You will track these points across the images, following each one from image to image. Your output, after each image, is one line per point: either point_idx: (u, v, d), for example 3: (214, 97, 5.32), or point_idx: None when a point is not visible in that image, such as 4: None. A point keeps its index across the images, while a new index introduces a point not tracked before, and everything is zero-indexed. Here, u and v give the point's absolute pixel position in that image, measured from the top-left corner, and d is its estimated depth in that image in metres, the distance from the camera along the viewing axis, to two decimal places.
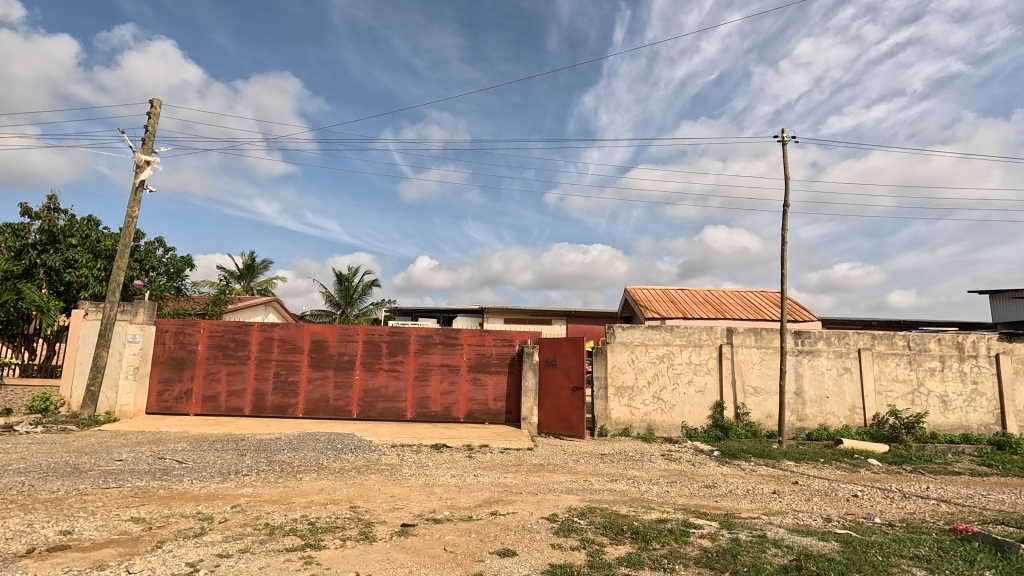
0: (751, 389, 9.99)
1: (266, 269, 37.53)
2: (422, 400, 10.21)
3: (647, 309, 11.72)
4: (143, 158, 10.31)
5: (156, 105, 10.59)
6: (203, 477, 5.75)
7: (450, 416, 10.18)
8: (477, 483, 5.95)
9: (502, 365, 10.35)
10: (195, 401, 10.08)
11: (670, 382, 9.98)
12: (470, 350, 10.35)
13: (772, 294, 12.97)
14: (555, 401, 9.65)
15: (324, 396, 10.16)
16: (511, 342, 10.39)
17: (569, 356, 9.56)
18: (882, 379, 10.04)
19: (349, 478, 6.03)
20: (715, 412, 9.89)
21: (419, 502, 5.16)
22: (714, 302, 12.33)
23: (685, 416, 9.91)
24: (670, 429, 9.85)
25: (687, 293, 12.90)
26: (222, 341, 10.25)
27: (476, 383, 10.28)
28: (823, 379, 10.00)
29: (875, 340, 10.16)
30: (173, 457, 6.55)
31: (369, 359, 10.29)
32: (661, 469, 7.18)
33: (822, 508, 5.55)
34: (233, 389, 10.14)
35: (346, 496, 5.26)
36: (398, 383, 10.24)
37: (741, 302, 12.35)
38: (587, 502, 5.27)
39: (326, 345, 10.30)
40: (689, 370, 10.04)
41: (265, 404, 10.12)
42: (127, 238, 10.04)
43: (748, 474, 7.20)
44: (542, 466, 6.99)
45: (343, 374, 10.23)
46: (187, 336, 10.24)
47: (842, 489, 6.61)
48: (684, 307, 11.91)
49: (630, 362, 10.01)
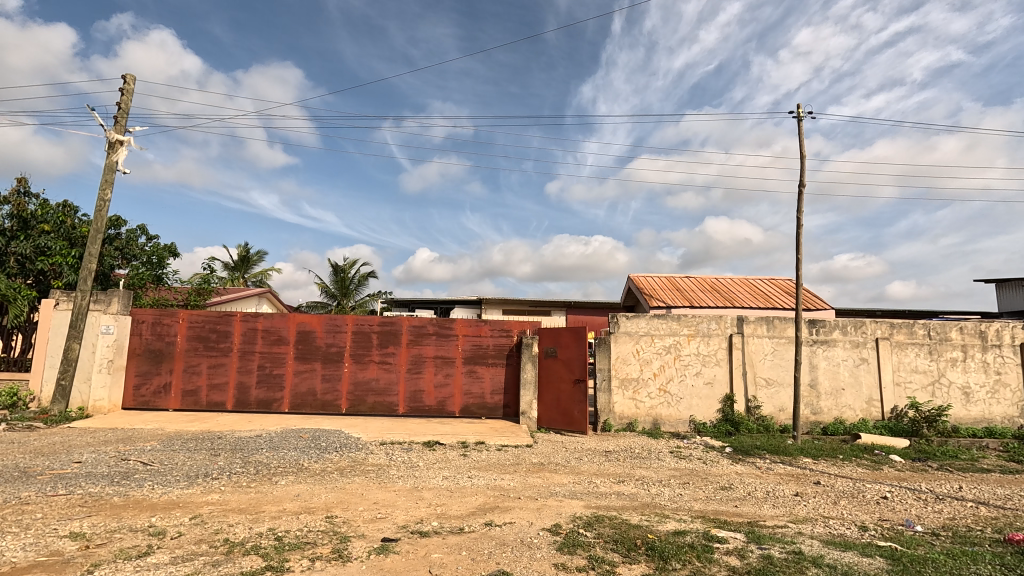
0: (763, 381, 9.45)
1: (260, 259, 36.93)
2: (415, 394, 9.65)
3: (652, 297, 11.16)
4: (116, 138, 9.65)
5: (130, 81, 9.92)
6: (166, 482, 5.18)
7: (444, 410, 9.64)
8: (472, 487, 5.40)
9: (499, 356, 9.79)
10: (174, 396, 9.51)
11: (677, 374, 9.44)
12: (465, 341, 9.78)
13: (782, 282, 12.38)
14: (556, 394, 9.11)
15: (311, 390, 9.60)
16: (508, 332, 9.83)
17: (570, 347, 9.02)
18: (901, 370, 9.50)
19: (329, 481, 5.47)
20: (724, 406, 9.35)
21: (405, 510, 4.61)
22: (722, 290, 11.77)
23: (693, 410, 9.37)
24: (677, 423, 9.32)
25: (693, 281, 12.32)
26: (203, 332, 9.68)
27: (472, 376, 9.73)
28: (839, 370, 9.47)
29: (894, 329, 9.61)
30: (138, 459, 5.98)
31: (359, 351, 9.71)
32: (671, 468, 6.64)
33: (853, 514, 5.00)
34: (214, 382, 9.57)
35: (323, 504, 4.70)
36: (389, 376, 9.68)
37: (749, 290, 11.78)
38: (594, 509, 4.72)
39: (313, 337, 9.73)
40: (697, 361, 9.50)
41: (249, 398, 9.55)
42: (98, 222, 9.40)
43: (764, 474, 6.66)
44: (542, 466, 6.45)
45: (331, 367, 9.66)
46: (165, 327, 9.65)
47: (869, 490, 6.06)
48: (690, 295, 11.35)
49: (635, 353, 9.45)
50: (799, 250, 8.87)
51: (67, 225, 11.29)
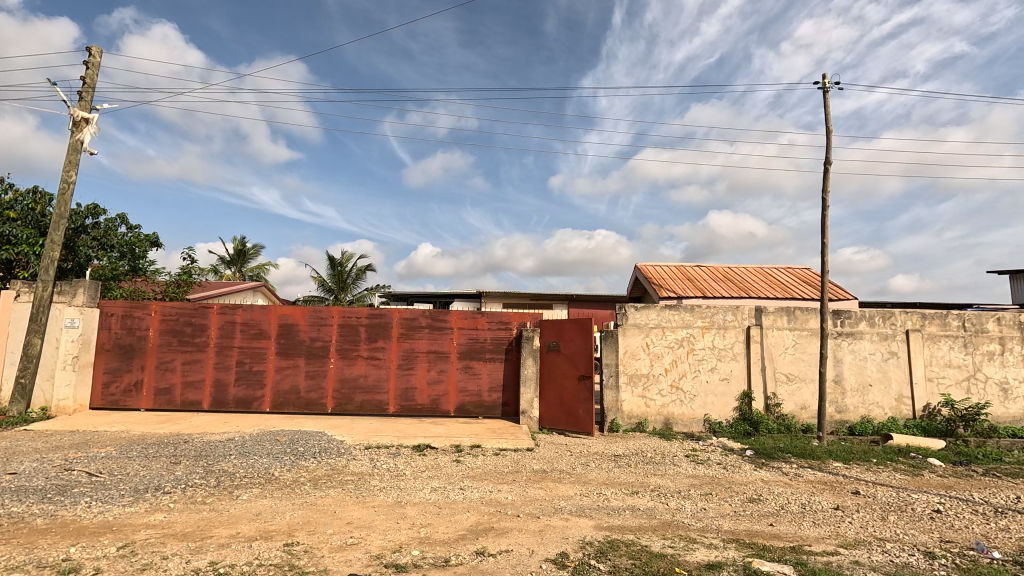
0: (784, 377, 8.72)
1: (257, 253, 36.27)
2: (406, 392, 8.93)
3: (661, 287, 10.41)
4: (80, 115, 8.87)
5: (96, 54, 9.14)
6: (107, 498, 4.44)
7: (438, 410, 8.92)
8: (464, 501, 4.68)
9: (498, 351, 9.06)
10: (145, 395, 8.79)
11: (690, 370, 8.71)
12: (460, 334, 9.04)
13: (799, 271, 11.63)
14: (558, 392, 8.37)
15: (294, 388, 8.88)
16: (507, 325, 9.10)
17: (575, 340, 8.29)
18: (933, 364, 8.75)
19: (299, 495, 4.72)
20: (741, 403, 8.62)
21: (384, 533, 3.89)
22: (736, 279, 11.01)
23: (707, 408, 8.64)
24: (690, 423, 8.60)
25: (705, 270, 11.57)
26: (177, 325, 8.94)
27: (468, 372, 8.99)
28: (866, 365, 8.73)
29: (925, 321, 8.86)
30: (85, 468, 5.24)
31: (345, 345, 8.98)
32: (689, 476, 5.91)
33: (910, 534, 4.26)
34: (189, 380, 8.85)
35: (286, 525, 3.97)
36: (378, 372, 8.95)
37: (765, 279, 11.03)
38: (606, 531, 3.98)
39: (296, 330, 8.99)
40: (712, 355, 8.77)
41: (226, 397, 8.83)
42: (62, 207, 8.64)
43: (794, 482, 5.93)
44: (545, 474, 5.73)
45: (315, 363, 8.94)
46: (136, 320, 8.93)
47: (917, 501, 5.33)
48: (702, 285, 10.61)
49: (644, 347, 8.73)
50: (824, 235, 8.12)
51: (36, 212, 10.52)
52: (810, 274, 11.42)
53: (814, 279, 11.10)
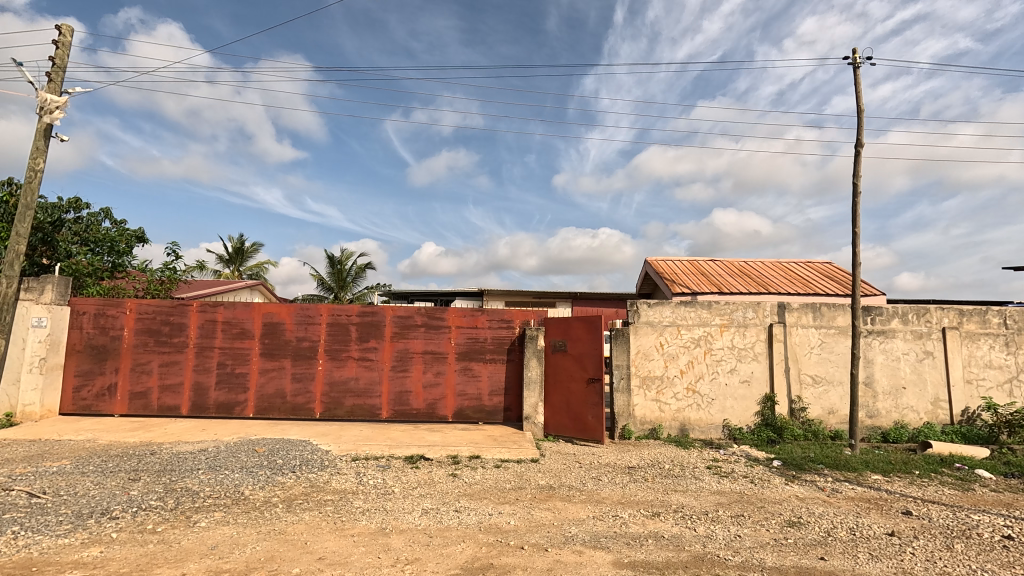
0: (809, 379, 8.05)
1: (257, 252, 35.68)
2: (401, 396, 8.27)
3: (674, 282, 9.74)
4: (48, 98, 8.22)
5: (66, 33, 8.49)
6: (40, 526, 3.79)
7: (435, 415, 8.26)
8: (459, 528, 4.01)
9: (499, 351, 8.39)
10: (119, 399, 8.16)
11: (708, 372, 8.06)
12: (459, 334, 8.39)
13: (820, 266, 10.94)
14: (565, 396, 7.71)
15: (280, 392, 8.24)
16: (509, 323, 8.43)
17: (583, 341, 7.63)
18: (973, 365, 8.06)
19: (267, 521, 4.05)
20: (764, 408, 7.94)
21: (361, 572, 3.23)
22: (753, 274, 10.33)
23: (726, 413, 7.98)
24: (708, 429, 7.94)
25: (719, 265, 10.89)
26: (154, 324, 8.30)
27: (467, 374, 8.33)
28: (899, 366, 8.04)
29: (964, 318, 8.16)
30: (27, 488, 4.59)
31: (335, 346, 8.33)
32: (714, 493, 5.24)
33: (989, 571, 3.57)
34: (167, 383, 8.20)
35: (244, 563, 3.31)
36: (371, 374, 8.29)
37: (784, 274, 10.34)
38: (627, 570, 3.32)
39: (282, 330, 8.35)
40: (732, 356, 8.10)
41: (207, 402, 8.19)
42: (28, 196, 8.00)
43: (834, 500, 5.25)
44: (552, 492, 5.06)
45: (302, 364, 8.29)
46: (109, 319, 8.29)
47: (981, 524, 4.64)
48: (718, 280, 9.93)
49: (658, 347, 8.07)
50: (855, 224, 7.44)
51: (9, 204, 9.91)
52: (832, 268, 10.73)
53: (836, 274, 10.40)
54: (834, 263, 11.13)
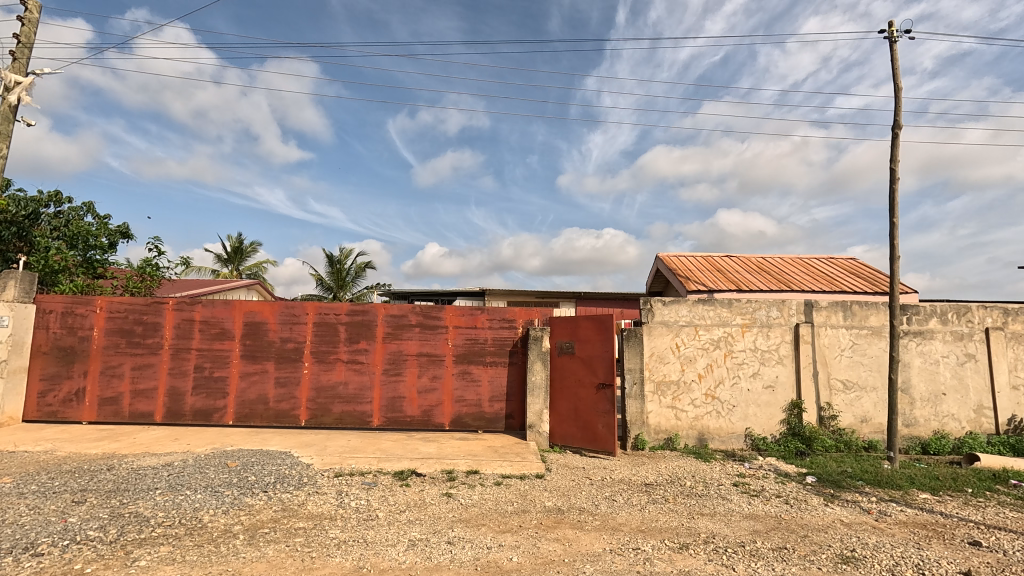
0: (839, 385, 7.37)
1: (255, 251, 35.13)
2: (394, 402, 7.61)
3: (689, 280, 9.06)
4: (12, 79, 7.58)
5: (34, 9, 7.85)
6: None
7: (431, 423, 7.59)
8: (451, 568, 3.35)
9: (500, 354, 7.73)
10: (88, 405, 7.51)
11: (728, 376, 7.38)
12: (456, 334, 7.72)
13: (843, 262, 10.24)
14: (573, 403, 7.04)
15: (262, 398, 7.58)
16: (511, 323, 7.77)
17: (592, 343, 6.96)
18: (1019, 369, 7.36)
19: (220, 559, 3.37)
20: (791, 416, 7.25)
21: None
22: (773, 271, 9.64)
23: (749, 421, 7.28)
24: (730, 439, 7.25)
25: (736, 261, 10.20)
26: (126, 324, 7.66)
27: (466, 379, 7.66)
28: (939, 370, 7.34)
29: (1009, 317, 7.46)
30: None
31: (322, 348, 7.68)
32: (747, 518, 4.56)
33: None
34: (140, 388, 7.55)
35: None
36: (361, 379, 7.63)
37: (806, 271, 9.65)
38: None
39: (265, 330, 7.70)
40: (754, 359, 7.42)
41: (183, 408, 7.54)
42: None
43: (885, 527, 4.57)
44: (560, 517, 4.38)
45: (286, 368, 7.63)
46: (78, 318, 7.65)
47: None
48: (736, 277, 9.24)
49: (674, 349, 7.40)
50: (893, 214, 6.76)
51: None
52: (857, 264, 10.03)
53: (862, 271, 9.72)
54: (858, 259, 10.45)
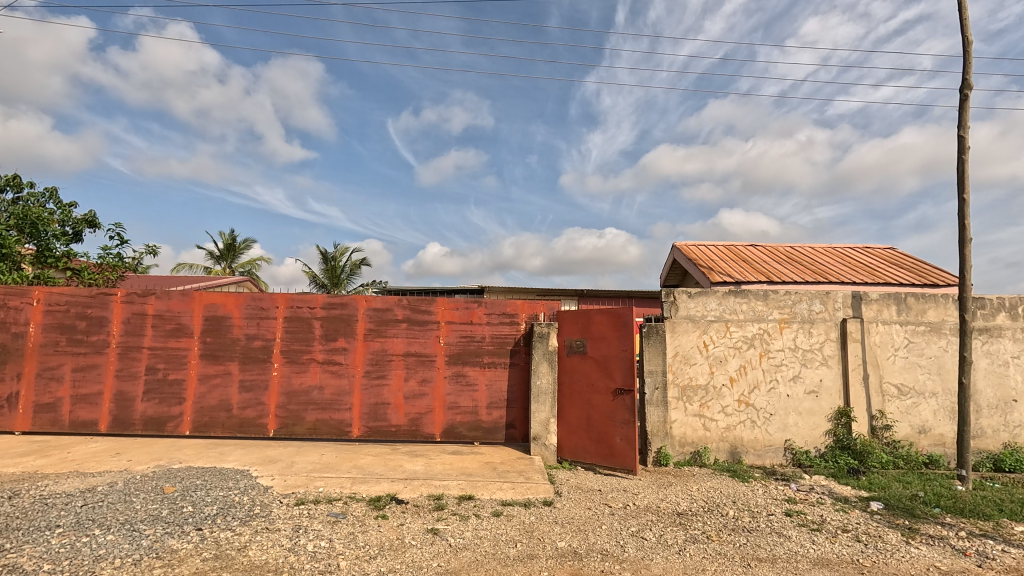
0: (893, 390, 6.35)
1: (247, 249, 34.07)
2: (377, 409, 6.58)
3: (712, 270, 8.04)
4: None
5: None
6: None
7: (419, 434, 6.56)
8: None
9: (500, 353, 6.70)
10: (21, 413, 6.48)
11: (764, 380, 6.36)
12: (449, 331, 6.69)
13: (882, 252, 9.23)
14: (585, 411, 6.02)
15: (223, 404, 6.54)
16: (513, 319, 6.74)
17: (608, 341, 5.93)
18: None
19: None
20: (838, 426, 6.24)
21: None
22: (805, 261, 8.63)
23: (790, 432, 6.26)
24: (766, 452, 6.24)
25: (762, 250, 9.19)
26: (67, 319, 6.62)
27: (460, 382, 6.64)
28: (1010, 373, 6.32)
29: None
30: None
31: (295, 346, 6.65)
32: (820, 567, 3.53)
33: None
34: (82, 394, 6.51)
35: None
36: (339, 383, 6.60)
37: (842, 261, 8.65)
38: None
39: (228, 326, 6.66)
40: (795, 359, 6.39)
41: (132, 416, 6.50)
42: None
43: None
44: (578, 567, 3.37)
45: (253, 370, 6.60)
46: (11, 312, 6.60)
47: None
48: (764, 268, 8.23)
49: (701, 348, 6.38)
50: (962, 191, 5.74)
51: None
52: (897, 255, 9.02)
53: (903, 262, 8.71)
54: (897, 249, 9.44)
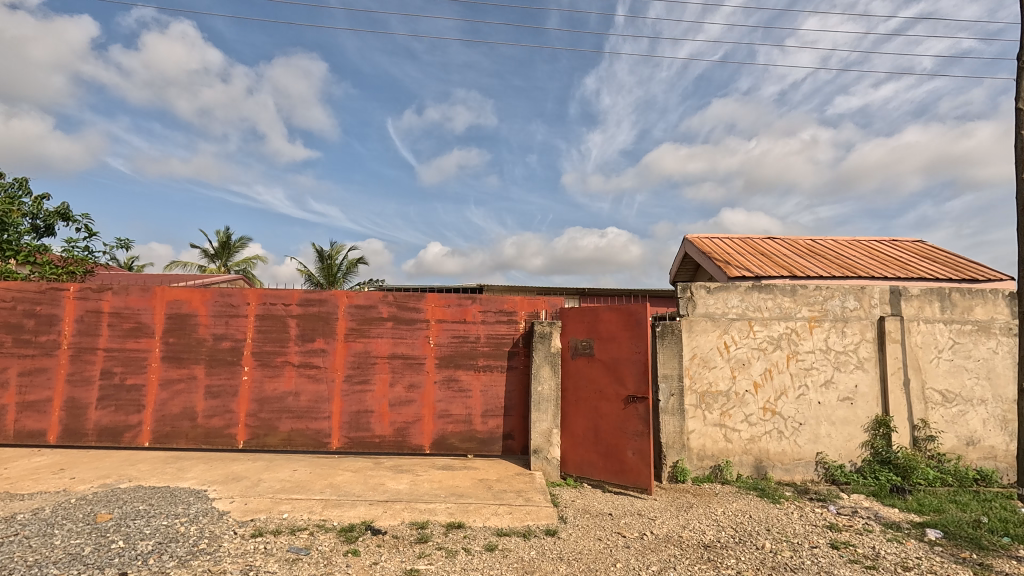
0: (938, 396, 5.67)
1: (242, 249, 33.36)
2: (359, 418, 5.89)
3: (728, 264, 7.35)
4: None
5: None
6: None
7: (406, 445, 5.88)
8: None
9: (496, 356, 6.01)
10: None
11: (793, 386, 5.67)
12: (440, 331, 6.01)
13: (911, 246, 8.54)
14: (591, 421, 5.34)
15: (187, 412, 5.86)
16: (510, 317, 6.06)
17: (618, 342, 5.24)
18: None
19: None
20: (877, 438, 5.56)
21: None
22: (828, 255, 7.93)
23: (821, 445, 5.58)
24: (795, 467, 5.55)
25: (781, 243, 8.49)
26: (13, 317, 5.93)
27: (452, 388, 5.95)
28: None
29: None
30: None
31: (268, 347, 5.96)
32: None
33: None
34: (28, 401, 5.82)
35: None
36: (317, 389, 5.91)
37: (869, 254, 7.95)
38: None
39: (193, 324, 5.98)
40: (826, 362, 5.71)
41: (84, 426, 5.82)
42: None
43: None
44: None
45: (221, 374, 5.91)
46: None
47: None
48: (786, 262, 7.54)
49: (722, 350, 5.70)
50: (1019, 171, 5.05)
51: None
52: (928, 248, 8.33)
53: (935, 255, 8.01)
54: (926, 242, 8.75)
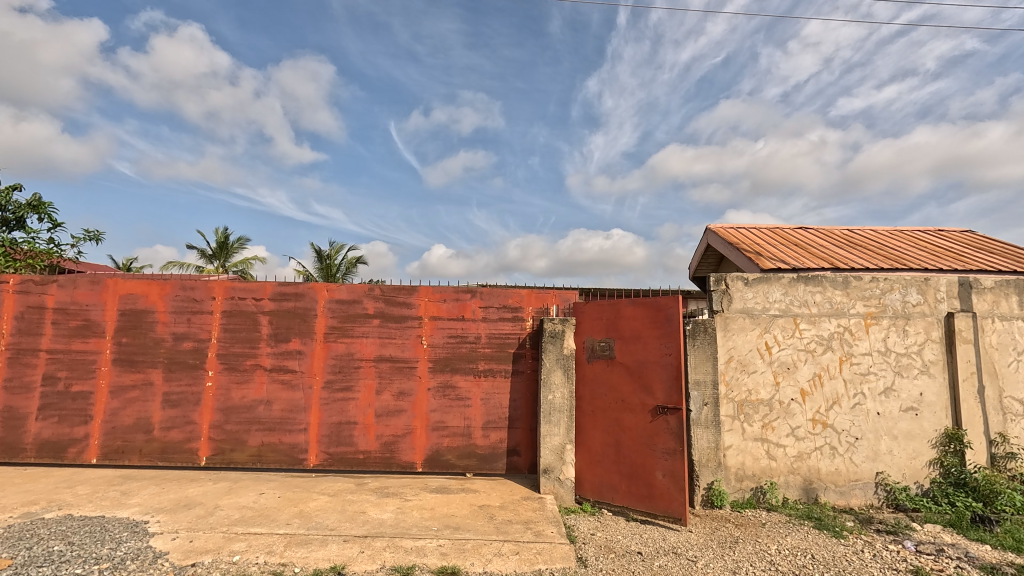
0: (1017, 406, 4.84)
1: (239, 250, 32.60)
2: (340, 432, 5.08)
3: (759, 255, 6.49)
4: None
5: None
6: None
7: (395, 463, 5.06)
8: None
9: (500, 359, 5.19)
10: None
11: (847, 394, 4.84)
12: (434, 330, 5.20)
13: (960, 235, 7.67)
14: (612, 436, 4.51)
15: (141, 424, 5.06)
16: (516, 313, 5.24)
17: (644, 342, 4.42)
18: None
19: None
20: (948, 456, 4.72)
21: None
22: (870, 245, 7.08)
23: (882, 463, 4.74)
24: (852, 490, 4.72)
25: (814, 233, 7.64)
26: None
27: (448, 396, 5.13)
28: None
29: None
30: None
31: (236, 349, 5.17)
32: None
33: None
34: None
35: None
36: (292, 397, 5.11)
37: (916, 245, 7.11)
38: None
39: (150, 323, 5.19)
40: (886, 366, 4.87)
41: (23, 440, 5.02)
42: None
43: None
44: None
45: (181, 380, 5.12)
46: None
47: None
48: (824, 252, 6.70)
49: (763, 352, 4.87)
50: None
51: None
52: (981, 238, 7.47)
53: (990, 246, 7.15)
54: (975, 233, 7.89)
